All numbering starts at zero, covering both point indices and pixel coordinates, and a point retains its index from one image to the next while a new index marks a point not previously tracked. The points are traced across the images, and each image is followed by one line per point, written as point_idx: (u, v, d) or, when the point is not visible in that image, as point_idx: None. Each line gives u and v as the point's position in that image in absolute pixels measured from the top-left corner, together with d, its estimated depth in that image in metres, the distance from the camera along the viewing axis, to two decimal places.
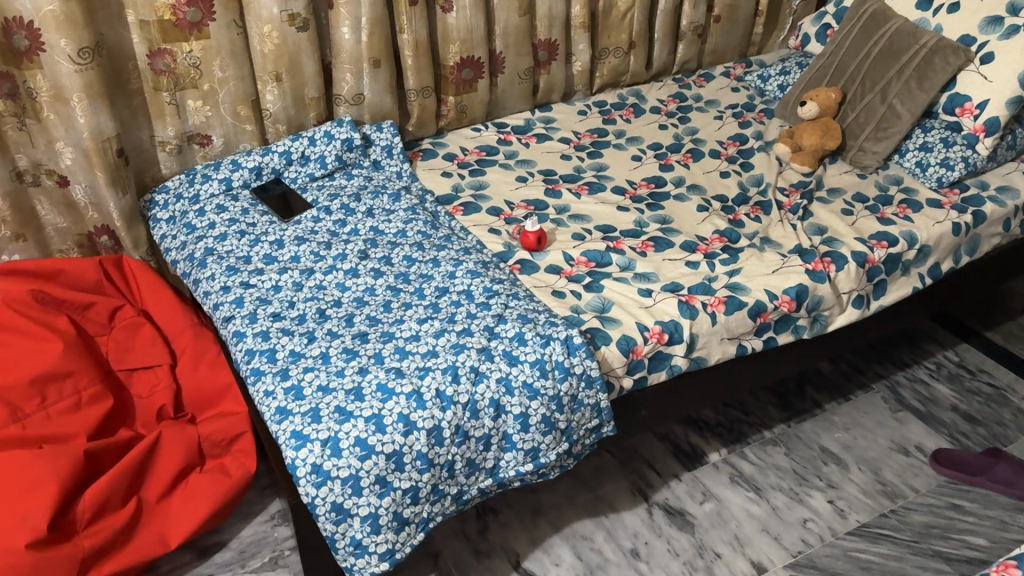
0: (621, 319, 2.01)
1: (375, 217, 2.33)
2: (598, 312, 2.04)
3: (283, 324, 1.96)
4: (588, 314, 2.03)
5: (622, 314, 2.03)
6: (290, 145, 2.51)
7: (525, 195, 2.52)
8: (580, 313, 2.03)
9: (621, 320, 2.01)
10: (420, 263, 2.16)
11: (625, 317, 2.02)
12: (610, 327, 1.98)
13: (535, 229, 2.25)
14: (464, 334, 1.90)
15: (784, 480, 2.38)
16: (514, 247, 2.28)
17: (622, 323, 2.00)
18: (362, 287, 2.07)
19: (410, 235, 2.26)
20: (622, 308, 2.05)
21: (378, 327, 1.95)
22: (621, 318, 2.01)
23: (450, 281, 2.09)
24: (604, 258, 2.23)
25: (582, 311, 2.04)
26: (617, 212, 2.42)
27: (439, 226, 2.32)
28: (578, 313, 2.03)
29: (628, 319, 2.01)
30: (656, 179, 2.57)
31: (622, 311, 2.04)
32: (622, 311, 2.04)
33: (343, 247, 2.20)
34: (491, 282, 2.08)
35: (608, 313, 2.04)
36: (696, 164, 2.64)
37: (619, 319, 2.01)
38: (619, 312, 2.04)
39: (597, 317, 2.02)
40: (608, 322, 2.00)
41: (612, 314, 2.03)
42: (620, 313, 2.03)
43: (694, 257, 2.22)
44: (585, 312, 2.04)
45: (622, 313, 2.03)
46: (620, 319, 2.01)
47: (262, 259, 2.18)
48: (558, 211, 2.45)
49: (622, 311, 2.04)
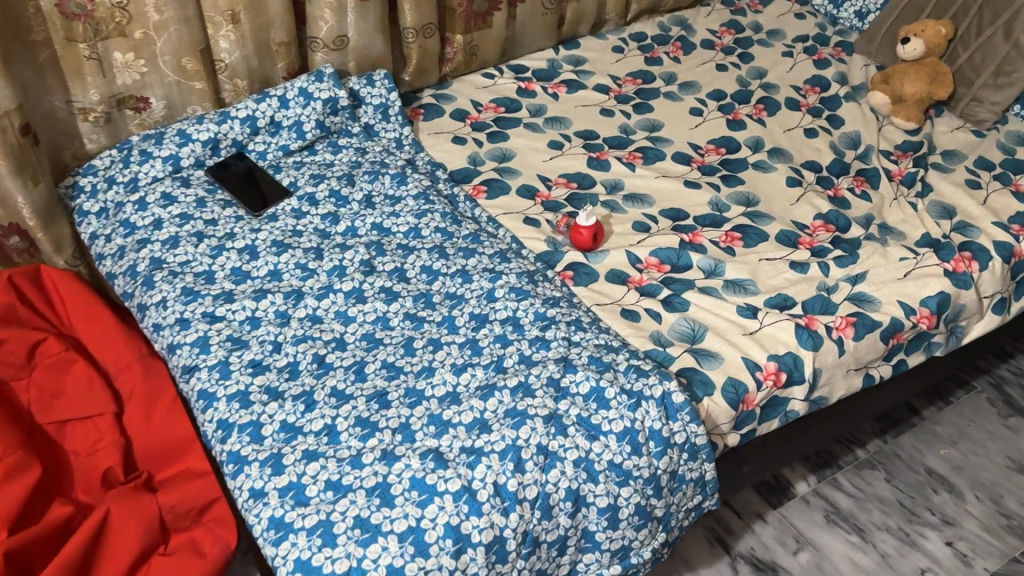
0: (721, 354, 1.52)
1: (375, 208, 1.77)
2: (689, 342, 1.54)
3: (266, 381, 1.42)
4: (676, 346, 1.53)
5: (722, 345, 1.53)
6: (254, 108, 1.90)
7: (564, 167, 1.97)
8: (665, 346, 1.53)
9: (721, 355, 1.52)
10: (444, 277, 1.62)
11: (726, 351, 1.52)
12: (709, 368, 1.49)
13: (590, 223, 1.71)
14: (521, 392, 1.38)
15: (890, 516, 1.95)
16: (561, 246, 1.75)
17: (724, 360, 1.51)
18: (370, 318, 1.53)
19: (426, 235, 1.71)
20: (720, 336, 1.55)
21: (401, 382, 1.42)
22: (722, 353, 1.52)
23: (489, 305, 1.56)
24: (681, 259, 1.72)
25: (666, 342, 1.54)
26: (686, 191, 1.89)
27: (461, 218, 1.77)
28: (663, 345, 1.53)
29: (731, 354, 1.52)
30: (725, 141, 2.05)
31: (720, 341, 1.54)
32: (721, 340, 1.54)
33: (337, 255, 1.64)
34: (544, 304, 1.55)
35: (701, 343, 1.54)
36: (771, 120, 2.11)
37: (718, 354, 1.52)
38: (716, 342, 1.54)
39: (692, 351, 1.52)
40: (707, 359, 1.51)
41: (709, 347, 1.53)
42: (718, 343, 1.53)
43: (797, 255, 1.72)
44: (671, 343, 1.54)
45: (722, 345, 1.53)
46: (720, 354, 1.52)
47: (229, 276, 1.62)
48: (609, 190, 1.91)
49: (720, 341, 1.54)
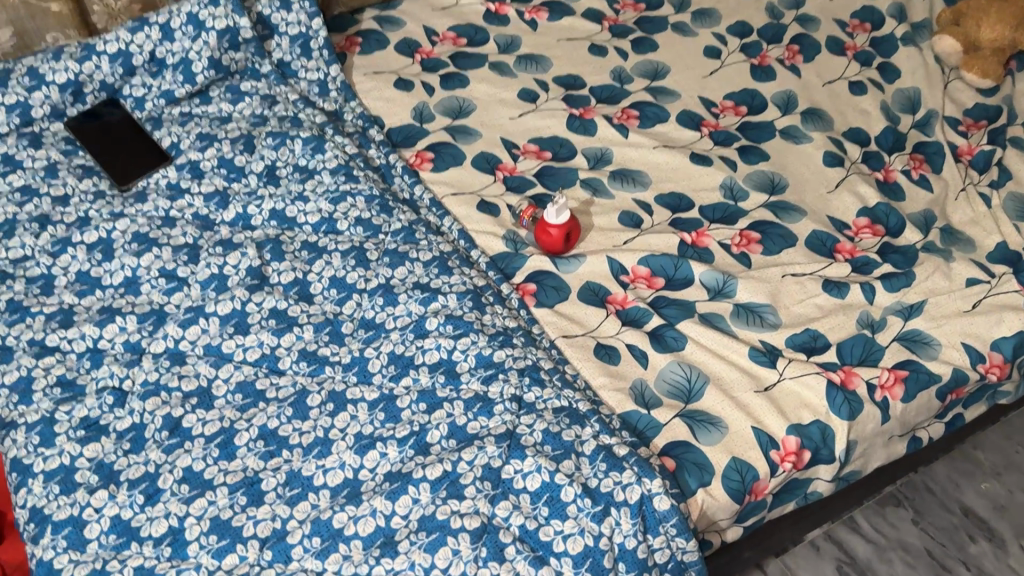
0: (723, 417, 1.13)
1: (278, 186, 1.34)
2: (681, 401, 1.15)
3: (98, 453, 1.05)
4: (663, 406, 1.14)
5: (724, 405, 1.14)
6: (128, 39, 1.42)
7: (536, 129, 1.53)
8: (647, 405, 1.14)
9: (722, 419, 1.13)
10: (360, 294, 1.21)
11: (728, 415, 1.13)
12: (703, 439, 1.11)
13: (558, 220, 1.29)
14: (444, 489, 0.99)
15: (916, 571, 1.61)
16: (522, 245, 1.34)
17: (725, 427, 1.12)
18: (252, 357, 1.13)
19: (343, 230, 1.29)
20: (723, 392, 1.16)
21: (281, 464, 1.03)
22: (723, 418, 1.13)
23: (414, 341, 1.15)
24: (680, 271, 1.30)
25: (650, 400, 1.14)
26: (692, 168, 1.46)
27: (392, 202, 1.34)
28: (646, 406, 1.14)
29: (736, 420, 1.13)
30: (747, 96, 1.59)
31: (723, 401, 1.14)
32: (723, 398, 1.15)
33: (217, 259, 1.23)
34: (489, 342, 1.15)
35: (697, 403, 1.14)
36: (807, 67, 1.65)
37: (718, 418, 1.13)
38: (717, 401, 1.15)
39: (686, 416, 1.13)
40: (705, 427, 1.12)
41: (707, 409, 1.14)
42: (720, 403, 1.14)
43: (833, 271, 1.31)
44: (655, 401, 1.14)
45: (724, 406, 1.14)
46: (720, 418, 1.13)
47: (73, 284, 1.22)
48: (593, 164, 1.48)
49: (723, 399, 1.15)
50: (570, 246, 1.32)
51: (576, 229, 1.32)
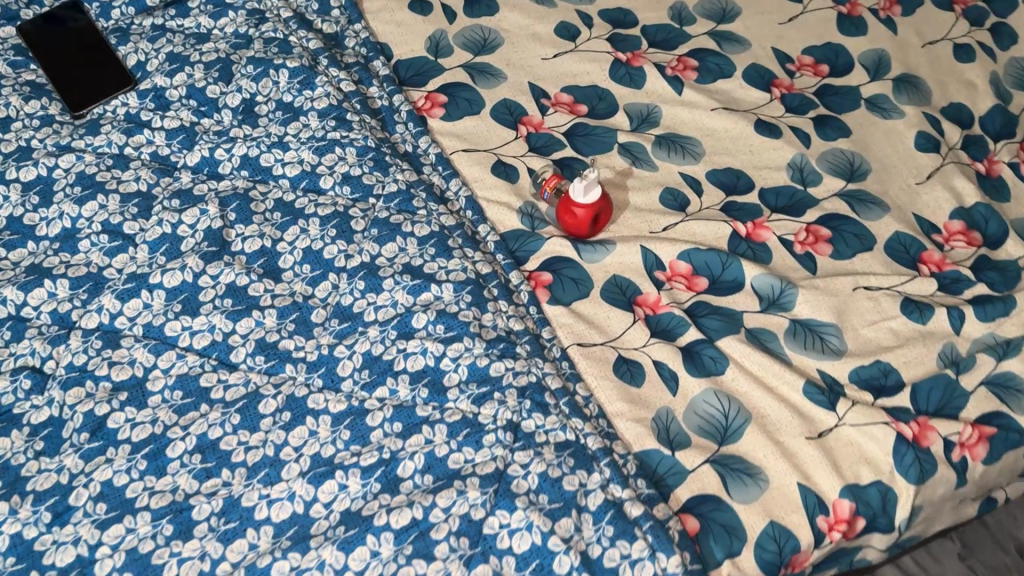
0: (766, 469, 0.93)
1: (256, 128, 1.12)
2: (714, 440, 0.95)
3: (6, 451, 0.88)
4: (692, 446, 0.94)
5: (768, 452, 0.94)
6: None
7: (573, 75, 1.28)
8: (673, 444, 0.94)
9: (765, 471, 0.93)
10: (338, 274, 1.00)
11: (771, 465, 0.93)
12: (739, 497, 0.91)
13: (587, 199, 1.06)
14: (410, 543, 0.81)
15: None
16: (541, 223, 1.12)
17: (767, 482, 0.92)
18: (199, 345, 0.94)
19: (327, 188, 1.08)
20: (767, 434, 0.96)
21: (219, 488, 0.85)
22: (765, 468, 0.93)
23: (395, 340, 0.95)
24: (728, 273, 1.08)
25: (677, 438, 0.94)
26: (755, 141, 1.21)
27: (390, 158, 1.12)
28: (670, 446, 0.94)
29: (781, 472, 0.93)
30: (830, 52, 1.32)
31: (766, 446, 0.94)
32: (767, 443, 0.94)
33: (171, 216, 1.02)
34: (486, 350, 0.95)
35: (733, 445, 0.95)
36: (905, 22, 1.37)
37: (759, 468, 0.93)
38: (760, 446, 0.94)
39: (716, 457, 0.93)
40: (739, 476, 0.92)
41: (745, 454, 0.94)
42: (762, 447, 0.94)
43: (916, 287, 1.07)
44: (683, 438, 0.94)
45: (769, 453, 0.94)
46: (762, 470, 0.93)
47: (2, 232, 1.03)
48: (636, 124, 1.24)
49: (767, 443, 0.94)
50: (598, 230, 1.10)
51: (608, 210, 1.10)
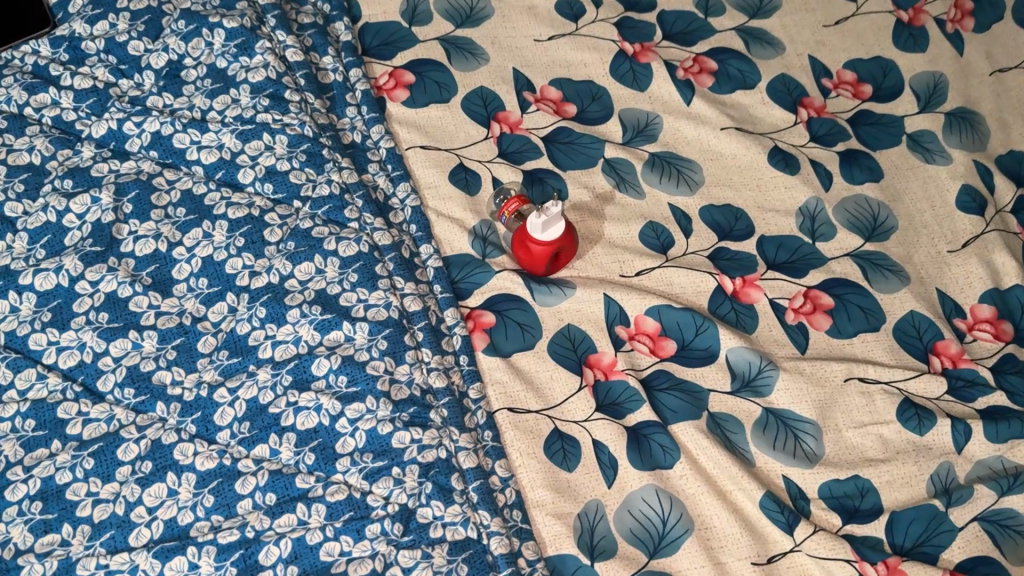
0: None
1: (179, 99, 0.97)
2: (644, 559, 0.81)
3: None
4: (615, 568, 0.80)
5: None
6: None
7: (567, 65, 1.09)
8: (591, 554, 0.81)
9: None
10: (237, 295, 0.86)
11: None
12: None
13: (547, 233, 0.90)
14: None
15: None
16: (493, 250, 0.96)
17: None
18: (65, 365, 0.82)
19: (246, 183, 0.93)
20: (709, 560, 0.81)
21: (54, 548, 0.75)
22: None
23: (288, 389, 0.81)
24: (701, 341, 0.92)
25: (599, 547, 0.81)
26: (765, 174, 1.03)
27: (327, 151, 0.96)
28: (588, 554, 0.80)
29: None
30: (876, 70, 1.11)
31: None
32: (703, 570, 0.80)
33: (58, 201, 0.89)
34: (391, 415, 0.81)
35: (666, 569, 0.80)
36: (975, 40, 1.14)
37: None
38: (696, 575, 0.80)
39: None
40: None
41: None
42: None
43: (920, 386, 0.91)
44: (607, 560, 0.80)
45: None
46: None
47: None
48: (630, 136, 1.05)
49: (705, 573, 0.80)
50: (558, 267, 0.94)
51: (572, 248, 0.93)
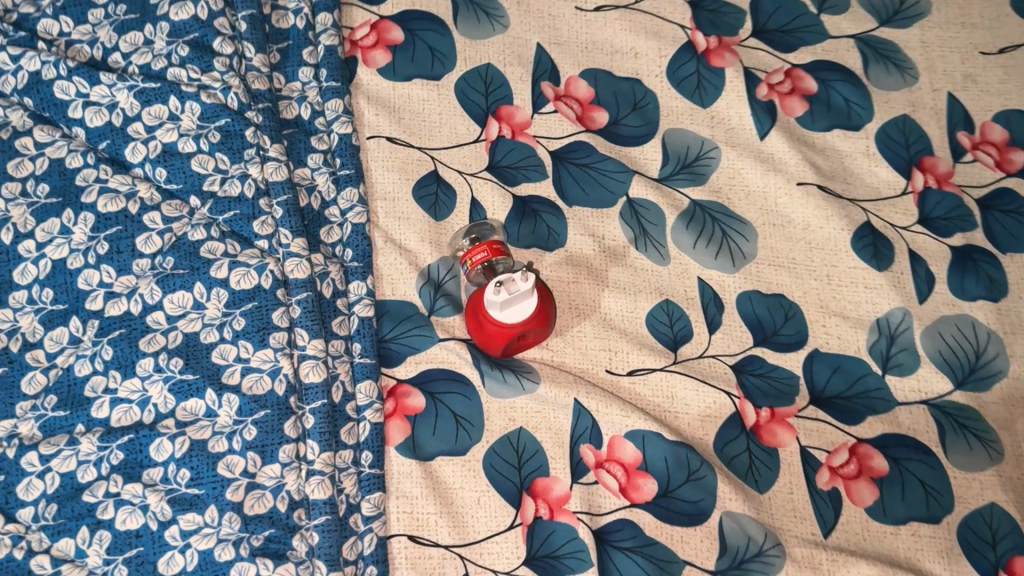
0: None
1: (81, 27, 0.75)
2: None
3: None
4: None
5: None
6: None
7: (611, 52, 0.81)
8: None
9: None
10: (84, 322, 0.66)
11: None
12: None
13: (502, 310, 0.66)
14: None
15: None
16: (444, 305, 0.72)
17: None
18: None
19: (133, 163, 0.71)
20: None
21: None
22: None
23: (111, 473, 0.62)
24: (691, 490, 0.67)
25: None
26: (841, 261, 0.75)
27: (252, 132, 0.72)
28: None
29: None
30: None
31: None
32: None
33: None
34: (237, 536, 0.61)
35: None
36: None
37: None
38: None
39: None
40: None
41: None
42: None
43: None
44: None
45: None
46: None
47: None
48: (670, 169, 0.78)
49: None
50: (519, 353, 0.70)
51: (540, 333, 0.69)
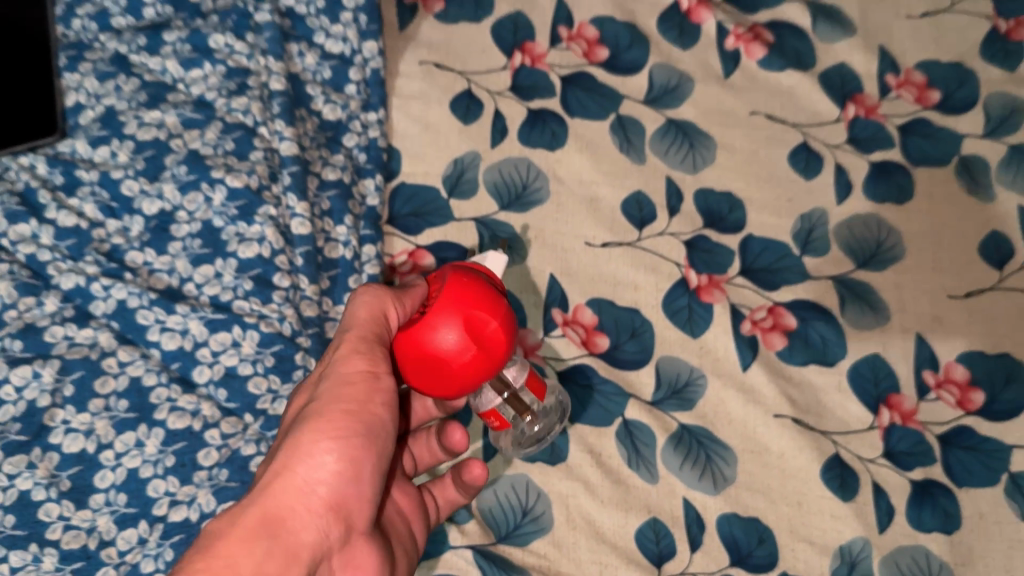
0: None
1: (162, 257, 0.86)
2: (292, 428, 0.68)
3: None
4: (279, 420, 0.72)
5: (342, 450, 0.64)
6: None
7: (614, 283, 0.92)
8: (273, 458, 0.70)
9: (311, 563, 0.62)
10: (151, 524, 0.78)
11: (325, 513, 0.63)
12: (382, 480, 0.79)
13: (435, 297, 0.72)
14: None
15: None
16: (543, 511, 0.83)
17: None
18: None
19: (199, 382, 0.83)
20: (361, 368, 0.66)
21: None
22: (280, 507, 0.62)
23: None
24: None
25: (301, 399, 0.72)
26: (812, 489, 0.84)
27: (301, 355, 0.84)
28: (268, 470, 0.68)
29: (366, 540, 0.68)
30: (993, 372, 0.90)
31: (364, 370, 0.67)
32: (397, 426, 0.69)
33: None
34: None
35: (328, 383, 0.67)
36: None
37: (278, 534, 0.61)
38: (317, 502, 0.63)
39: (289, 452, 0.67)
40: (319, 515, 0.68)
41: (288, 446, 0.64)
42: (380, 405, 0.67)
43: None
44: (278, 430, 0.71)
45: (330, 453, 0.64)
46: (284, 521, 0.61)
47: None
48: (661, 393, 0.88)
49: (375, 393, 0.67)
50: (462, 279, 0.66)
51: (480, 292, 0.66)
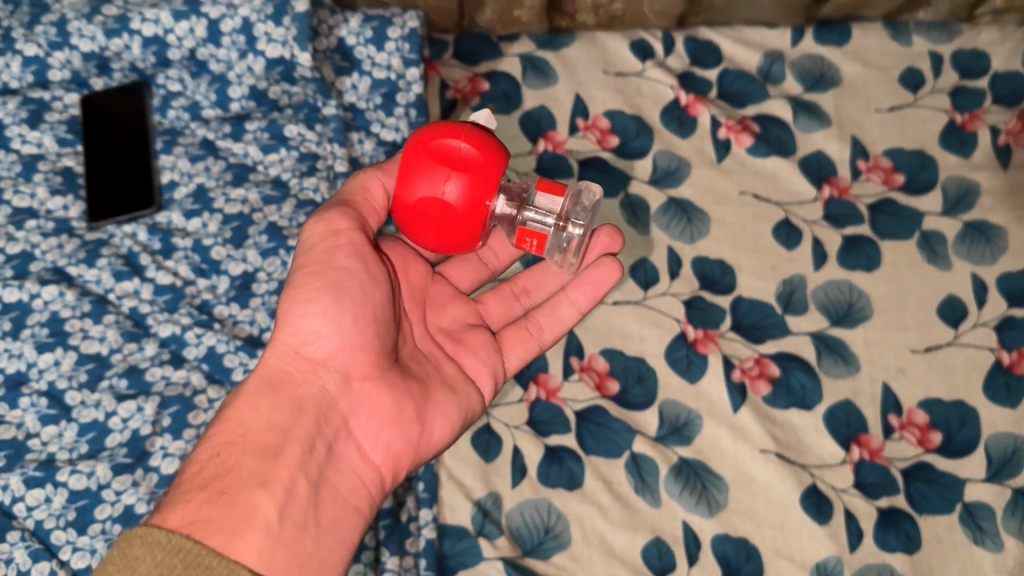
0: (320, 425, 0.73)
1: (244, 310, 1.04)
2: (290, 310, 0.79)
3: None
4: None
5: (325, 306, 0.74)
6: (169, 25, 1.09)
7: (623, 335, 1.08)
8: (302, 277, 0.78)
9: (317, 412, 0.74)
10: None
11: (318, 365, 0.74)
12: (437, 347, 0.86)
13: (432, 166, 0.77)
14: None
15: None
16: (563, 530, 0.98)
17: (288, 443, 0.71)
18: (77, 565, 0.91)
19: None
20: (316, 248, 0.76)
21: None
22: (278, 365, 0.74)
23: None
24: None
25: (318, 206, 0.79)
26: (793, 514, 0.99)
27: None
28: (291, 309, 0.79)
29: (371, 385, 0.76)
30: (949, 416, 1.05)
31: (330, 236, 0.76)
32: (372, 268, 0.76)
33: (109, 402, 0.97)
34: None
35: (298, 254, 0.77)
36: None
37: (279, 390, 0.73)
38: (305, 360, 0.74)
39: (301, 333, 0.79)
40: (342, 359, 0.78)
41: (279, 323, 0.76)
42: (345, 256, 0.75)
43: None
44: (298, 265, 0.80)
45: (308, 315, 0.74)
46: (283, 382, 0.74)
47: None
48: (663, 430, 1.03)
49: (339, 247, 0.75)
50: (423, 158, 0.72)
51: (408, 154, 0.73)
